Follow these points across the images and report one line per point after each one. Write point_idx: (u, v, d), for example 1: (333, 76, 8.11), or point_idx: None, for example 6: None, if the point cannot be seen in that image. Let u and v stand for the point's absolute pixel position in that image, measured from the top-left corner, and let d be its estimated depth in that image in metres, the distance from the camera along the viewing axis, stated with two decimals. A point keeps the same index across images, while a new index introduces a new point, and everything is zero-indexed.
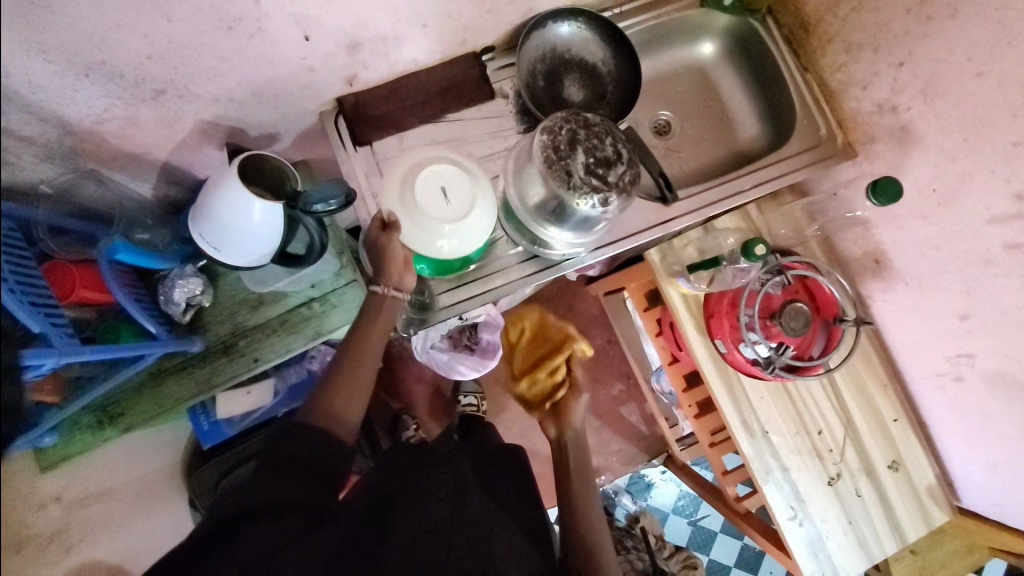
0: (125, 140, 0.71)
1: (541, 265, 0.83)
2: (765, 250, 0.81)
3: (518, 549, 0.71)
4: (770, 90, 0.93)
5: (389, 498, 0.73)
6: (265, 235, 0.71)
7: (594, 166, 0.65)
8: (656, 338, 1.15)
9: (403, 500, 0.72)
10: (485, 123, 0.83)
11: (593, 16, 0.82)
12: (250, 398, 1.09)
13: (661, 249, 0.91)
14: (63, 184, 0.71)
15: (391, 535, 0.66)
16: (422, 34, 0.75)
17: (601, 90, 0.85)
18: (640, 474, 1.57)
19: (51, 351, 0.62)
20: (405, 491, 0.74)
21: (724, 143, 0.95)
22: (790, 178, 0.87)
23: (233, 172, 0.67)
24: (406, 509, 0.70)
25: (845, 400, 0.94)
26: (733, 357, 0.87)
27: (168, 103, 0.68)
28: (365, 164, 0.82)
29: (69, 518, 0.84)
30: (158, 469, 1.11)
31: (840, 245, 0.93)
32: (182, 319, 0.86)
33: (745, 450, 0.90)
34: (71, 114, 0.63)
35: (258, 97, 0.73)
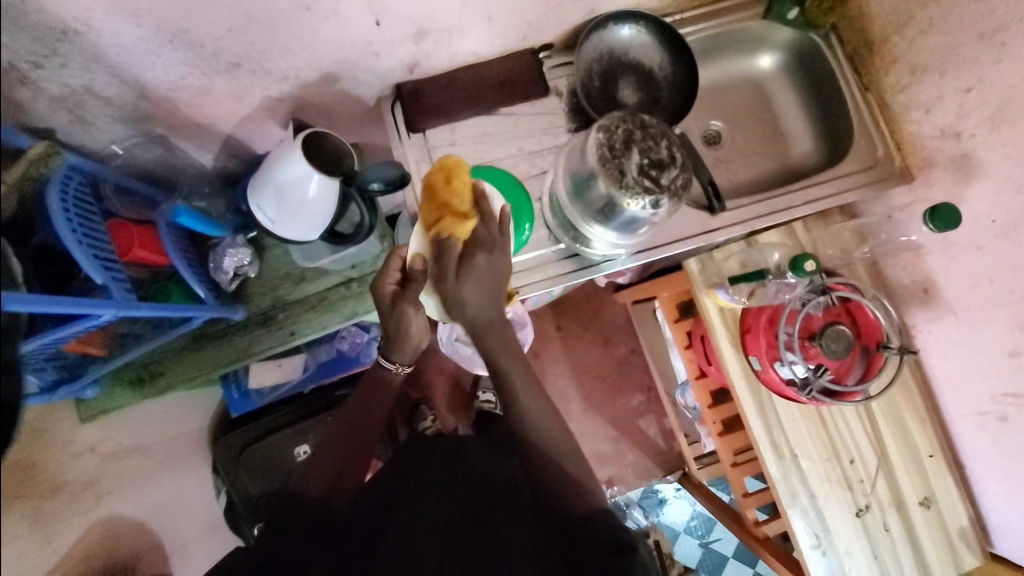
0: (195, 110, 0.74)
1: (577, 265, 0.83)
2: (814, 267, 0.80)
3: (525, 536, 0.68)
4: (828, 107, 0.91)
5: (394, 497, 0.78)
6: (318, 209, 0.73)
7: (648, 167, 0.65)
8: (685, 350, 1.14)
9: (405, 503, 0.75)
10: (539, 119, 0.84)
11: (655, 20, 0.82)
12: (281, 371, 1.13)
13: (701, 259, 0.91)
14: (131, 146, 0.77)
15: (386, 534, 0.69)
16: (486, 27, 0.76)
17: (656, 94, 0.85)
18: (654, 489, 1.54)
19: (109, 303, 0.65)
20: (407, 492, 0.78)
21: (775, 157, 0.94)
22: (844, 197, 0.86)
23: (296, 147, 0.70)
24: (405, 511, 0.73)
25: (881, 430, 0.91)
26: (767, 375, 0.85)
27: (240, 77, 0.71)
28: (415, 151, 0.83)
29: (100, 470, 0.90)
30: (187, 433, 1.14)
31: (887, 270, 0.91)
32: (228, 287, 0.89)
33: (771, 472, 0.89)
34: (150, 79, 0.66)
35: (323, 77, 0.76)
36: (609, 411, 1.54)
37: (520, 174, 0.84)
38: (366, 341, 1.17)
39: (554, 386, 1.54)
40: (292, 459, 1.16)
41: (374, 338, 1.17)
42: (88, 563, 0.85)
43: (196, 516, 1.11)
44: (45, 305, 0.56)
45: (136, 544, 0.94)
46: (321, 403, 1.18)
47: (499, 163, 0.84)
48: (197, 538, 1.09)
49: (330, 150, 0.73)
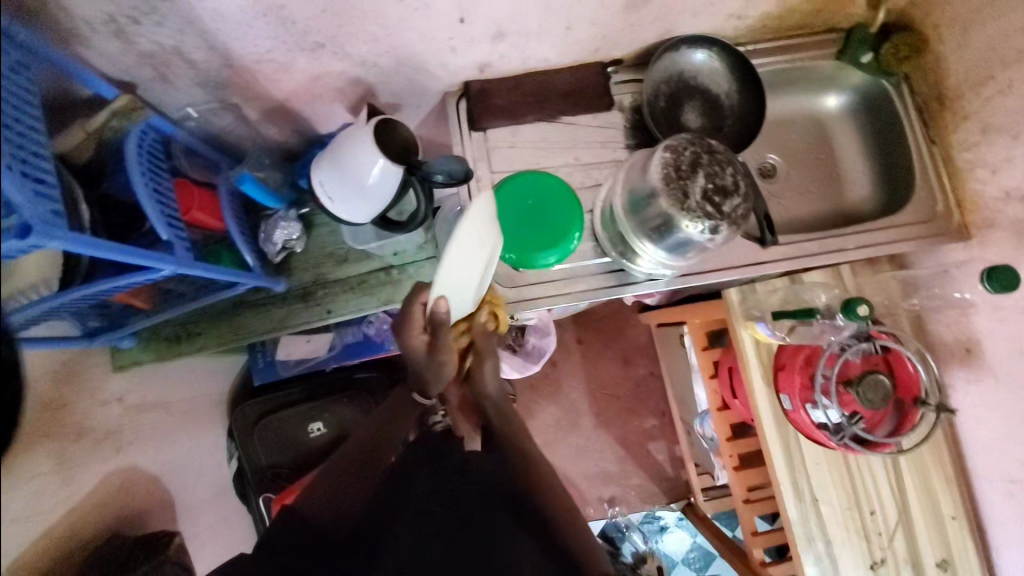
0: (273, 84, 0.76)
1: (621, 280, 0.83)
2: (865, 313, 0.80)
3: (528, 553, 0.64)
4: (891, 155, 0.91)
5: (395, 495, 0.73)
6: (377, 193, 0.74)
7: (712, 193, 0.65)
8: (710, 380, 1.13)
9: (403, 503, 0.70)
10: (599, 132, 0.85)
11: (729, 48, 0.82)
12: (308, 347, 1.16)
13: (742, 291, 0.91)
14: (205, 111, 0.79)
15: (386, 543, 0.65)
16: (562, 36, 0.77)
17: (719, 121, 0.85)
18: (654, 515, 1.53)
19: (170, 258, 0.64)
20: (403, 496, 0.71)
21: (830, 198, 0.93)
22: (893, 246, 0.86)
23: (365, 129, 0.72)
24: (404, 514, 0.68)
25: (906, 486, 0.89)
26: (797, 416, 0.85)
27: (322, 57, 0.72)
28: (475, 149, 0.85)
29: (124, 421, 0.91)
30: (206, 395, 1.16)
31: (930, 326, 0.89)
32: (274, 259, 0.91)
33: (789, 513, 0.87)
34: (237, 49, 0.68)
35: (399, 66, 0.77)
36: (620, 431, 1.53)
37: (575, 183, 0.85)
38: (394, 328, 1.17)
39: (567, 398, 1.53)
40: (304, 435, 1.19)
41: None
42: (100, 510, 0.85)
43: (207, 479, 1.12)
44: (109, 252, 0.56)
45: (148, 497, 0.95)
46: (338, 386, 1.22)
47: (555, 170, 0.84)
48: (206, 500, 1.10)
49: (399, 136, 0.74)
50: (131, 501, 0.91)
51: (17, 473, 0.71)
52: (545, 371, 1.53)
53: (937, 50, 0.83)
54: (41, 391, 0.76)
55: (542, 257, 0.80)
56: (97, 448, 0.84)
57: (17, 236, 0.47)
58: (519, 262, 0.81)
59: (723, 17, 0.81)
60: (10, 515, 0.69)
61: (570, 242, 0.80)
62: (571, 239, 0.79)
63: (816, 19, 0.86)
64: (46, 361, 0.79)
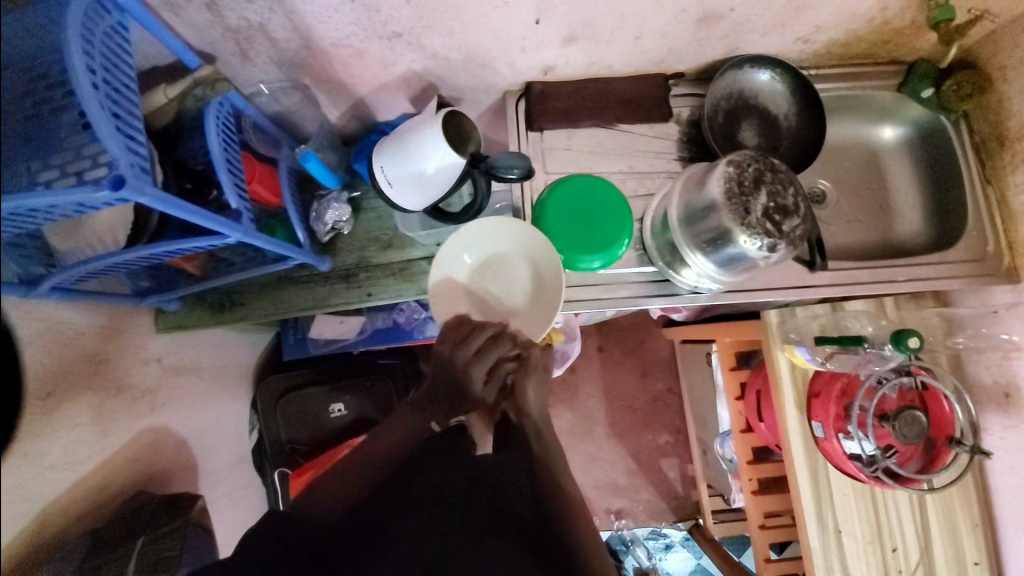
0: (345, 68, 0.78)
1: (664, 291, 0.83)
2: (919, 345, 0.78)
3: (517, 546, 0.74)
4: (944, 192, 0.90)
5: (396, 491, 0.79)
6: (440, 180, 0.75)
7: (772, 212, 0.65)
8: (735, 401, 1.12)
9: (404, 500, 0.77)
10: (654, 142, 0.86)
11: (794, 71, 0.83)
12: (339, 328, 1.16)
13: (781, 313, 0.90)
14: (275, 88, 0.82)
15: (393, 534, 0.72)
16: (631, 45, 0.78)
17: (776, 142, 0.86)
18: (659, 532, 1.49)
19: (236, 226, 0.66)
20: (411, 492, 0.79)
21: (877, 229, 0.93)
22: (942, 282, 0.85)
23: (431, 119, 0.73)
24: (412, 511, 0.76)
25: (931, 527, 0.88)
26: (828, 444, 0.84)
27: (396, 47, 0.74)
28: (531, 148, 0.86)
29: (161, 382, 0.93)
30: (236, 365, 1.18)
31: (969, 366, 0.88)
32: (322, 238, 0.94)
33: (810, 542, 0.87)
34: (318, 31, 0.70)
35: (468, 61, 0.79)
36: (633, 444, 1.53)
37: (627, 191, 0.85)
38: (422, 319, 1.16)
39: (583, 406, 1.53)
40: (324, 415, 1.20)
41: (430, 319, 1.17)
42: (130, 467, 0.86)
43: (229, 447, 1.14)
44: (188, 214, 0.58)
45: (175, 459, 0.96)
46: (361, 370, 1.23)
47: (608, 176, 0.85)
48: (226, 467, 1.12)
49: (463, 129, 0.75)
50: (159, 463, 0.92)
51: (59, 420, 0.73)
52: (564, 376, 1.53)
53: (1001, 90, 0.82)
54: (88, 345, 0.79)
55: (586, 260, 0.80)
56: (134, 405, 0.86)
57: (110, 186, 0.48)
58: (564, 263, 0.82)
59: (790, 39, 0.82)
60: (50, 461, 0.71)
61: (617, 247, 0.80)
62: (618, 245, 0.80)
63: (881, 50, 0.86)
64: (95, 315, 0.81)
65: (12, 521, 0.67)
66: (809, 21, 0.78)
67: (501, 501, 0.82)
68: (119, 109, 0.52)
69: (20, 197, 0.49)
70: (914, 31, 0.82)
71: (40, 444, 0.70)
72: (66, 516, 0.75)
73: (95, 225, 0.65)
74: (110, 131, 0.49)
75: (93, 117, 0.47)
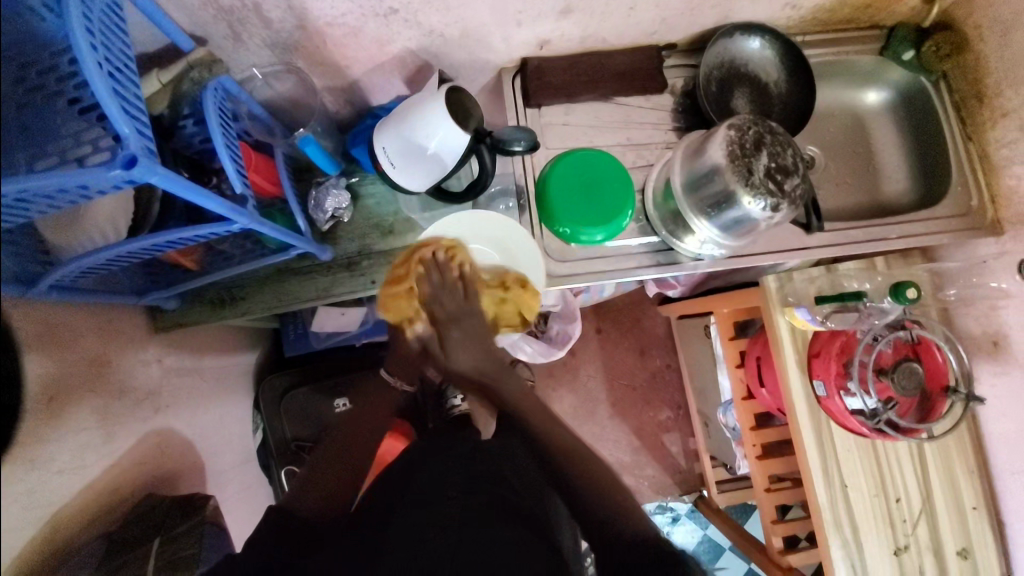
0: (340, 49, 0.77)
1: (668, 260, 0.85)
2: (917, 295, 0.83)
3: (507, 522, 0.79)
4: (928, 151, 0.94)
5: (396, 493, 0.86)
6: (443, 159, 0.76)
7: (774, 172, 0.68)
8: (736, 368, 1.15)
9: (407, 492, 0.85)
10: (650, 113, 0.87)
11: (782, 37, 0.85)
12: (343, 319, 1.18)
13: (779, 278, 0.92)
14: (267, 72, 0.80)
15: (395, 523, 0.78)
16: (626, 16, 0.79)
17: (767, 108, 0.88)
18: (666, 505, 1.53)
19: (245, 212, 0.66)
20: (411, 487, 0.86)
21: (867, 191, 0.95)
22: (932, 238, 0.88)
23: (433, 98, 0.73)
24: (411, 504, 0.82)
25: (931, 473, 0.91)
26: (831, 401, 0.87)
27: (393, 24, 0.74)
28: (530, 124, 0.86)
29: (163, 382, 0.91)
30: (234, 363, 1.16)
31: (958, 317, 0.92)
32: (322, 226, 0.93)
33: (819, 497, 0.90)
34: (313, 10, 0.69)
35: (464, 38, 0.79)
36: (635, 421, 1.55)
37: (627, 163, 0.87)
38: None
39: (584, 386, 1.55)
40: (329, 409, 1.19)
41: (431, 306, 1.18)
42: (139, 469, 0.84)
43: (234, 447, 1.12)
44: (198, 198, 0.57)
45: (182, 460, 0.94)
46: (365, 362, 1.23)
47: (607, 149, 0.86)
48: (233, 466, 1.11)
49: (466, 107, 0.74)
50: (167, 465, 0.90)
51: (64, 425, 0.70)
52: (564, 358, 1.55)
53: (978, 50, 0.85)
54: (89, 348, 0.77)
55: (589, 232, 0.81)
56: (138, 406, 0.84)
57: (122, 166, 0.48)
58: (567, 236, 0.83)
59: (778, 6, 0.84)
60: (58, 466, 0.69)
61: (621, 219, 0.81)
62: (622, 217, 0.80)
63: (863, 15, 0.89)
64: (94, 315, 0.79)
65: (25, 527, 0.64)
66: None
67: (493, 486, 0.86)
68: (125, 88, 0.51)
69: (20, 185, 0.47)
70: None
71: (48, 448, 0.67)
72: (77, 521, 0.73)
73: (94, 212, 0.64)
74: (119, 112, 0.48)
75: (101, 96, 0.46)
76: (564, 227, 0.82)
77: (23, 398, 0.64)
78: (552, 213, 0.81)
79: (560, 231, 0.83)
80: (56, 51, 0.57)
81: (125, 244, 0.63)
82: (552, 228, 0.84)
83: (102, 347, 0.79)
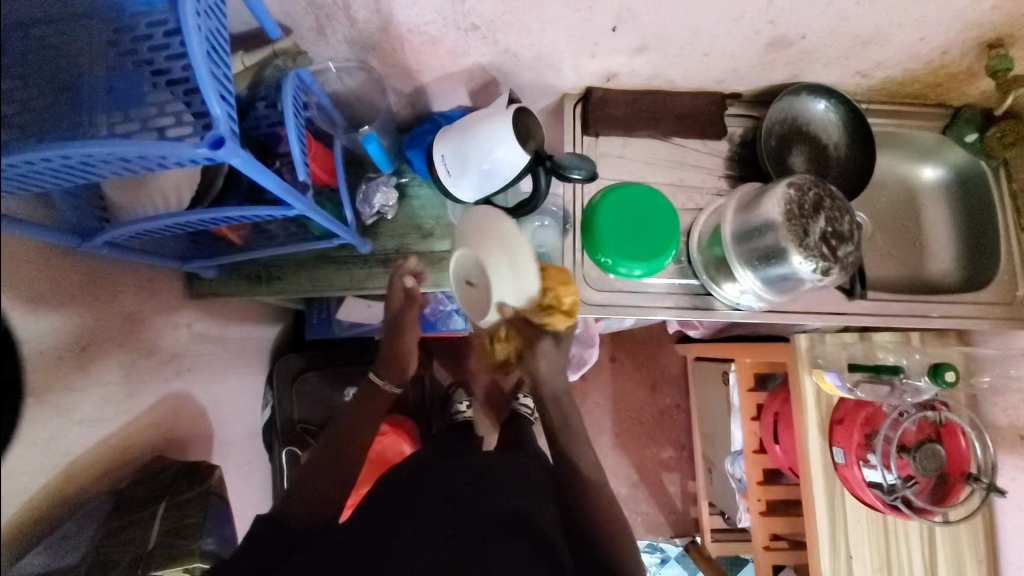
0: (415, 55, 0.79)
1: (703, 304, 0.84)
2: (955, 379, 0.82)
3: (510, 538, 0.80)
4: (979, 234, 0.93)
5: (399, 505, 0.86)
6: (500, 174, 0.76)
7: (829, 237, 0.68)
8: (750, 421, 1.14)
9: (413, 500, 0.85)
10: (705, 158, 0.88)
11: (850, 103, 0.85)
12: (369, 312, 1.19)
13: (811, 339, 0.91)
14: (340, 66, 0.83)
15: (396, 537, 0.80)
16: (698, 61, 0.80)
17: (824, 170, 0.88)
18: (658, 546, 1.49)
19: (302, 199, 0.68)
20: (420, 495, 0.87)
21: (912, 266, 0.94)
22: (973, 322, 0.88)
23: (502, 114, 0.74)
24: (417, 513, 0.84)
25: (939, 559, 0.89)
26: (848, 469, 0.86)
27: (471, 39, 0.75)
28: (585, 153, 0.87)
29: (189, 347, 0.92)
30: (255, 338, 1.17)
31: (986, 407, 0.91)
32: (365, 220, 0.95)
33: (821, 565, 0.88)
34: (398, 14, 0.71)
35: (536, 60, 0.80)
36: (637, 456, 1.54)
37: (677, 204, 0.87)
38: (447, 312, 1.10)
39: (590, 413, 1.54)
40: (339, 398, 1.20)
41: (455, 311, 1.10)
42: (152, 430, 0.85)
43: (244, 420, 1.13)
44: (268, 181, 0.58)
45: (194, 428, 0.96)
46: None
47: (658, 187, 0.87)
48: (239, 440, 1.11)
49: (531, 127, 0.75)
50: (179, 430, 0.90)
51: (92, 376, 0.71)
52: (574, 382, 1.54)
53: None
54: (126, 305, 0.78)
55: (628, 267, 0.81)
56: (163, 367, 0.85)
57: (208, 146, 0.49)
58: (606, 266, 0.84)
59: (850, 72, 0.84)
60: (80, 417, 0.70)
61: (663, 259, 0.81)
62: (664, 256, 0.80)
63: (932, 92, 0.90)
64: (135, 273, 0.81)
65: (40, 472, 0.65)
66: (870, 57, 0.81)
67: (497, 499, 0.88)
68: (219, 69, 0.53)
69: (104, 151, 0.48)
70: (967, 77, 0.85)
71: (73, 398, 0.68)
72: (90, 472, 0.73)
73: (163, 180, 0.68)
74: (214, 94, 0.50)
75: (201, 77, 0.48)
76: (605, 257, 0.82)
77: (59, 344, 0.66)
78: (596, 241, 0.82)
79: (602, 261, 0.83)
80: (152, 21, 0.59)
81: (188, 214, 0.64)
82: (593, 256, 0.84)
83: (137, 305, 0.81)
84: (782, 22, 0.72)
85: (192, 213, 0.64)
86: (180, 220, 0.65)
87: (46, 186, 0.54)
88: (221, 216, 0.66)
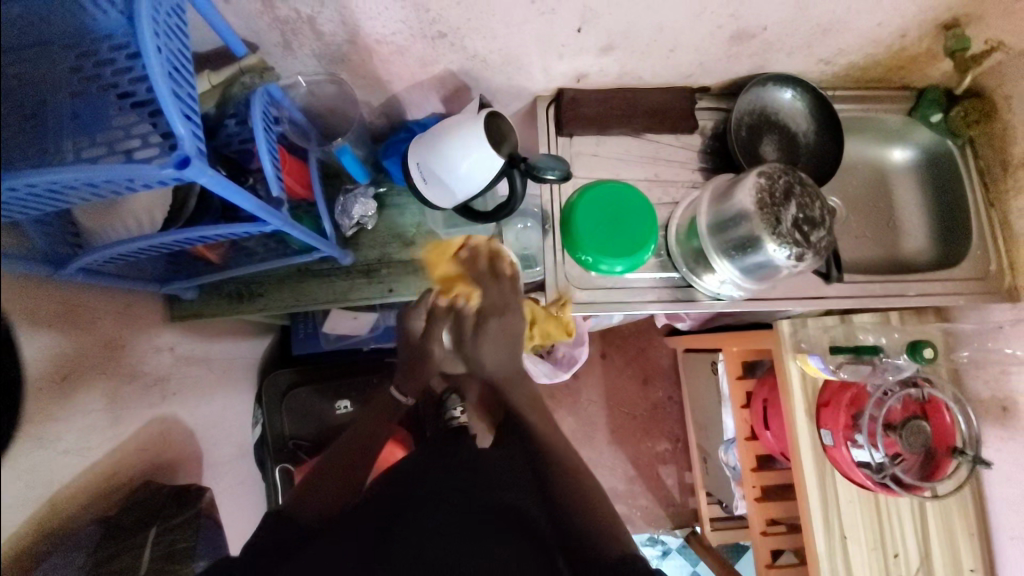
0: (384, 64, 0.79)
1: (686, 296, 0.85)
2: (933, 356, 0.83)
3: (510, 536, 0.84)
4: (949, 211, 0.95)
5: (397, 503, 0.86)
6: (476, 180, 0.76)
7: (801, 222, 0.69)
8: (741, 409, 1.15)
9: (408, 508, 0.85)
10: (678, 152, 0.89)
11: (815, 91, 0.87)
12: (355, 323, 1.21)
13: (793, 324, 0.92)
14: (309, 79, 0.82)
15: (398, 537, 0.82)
16: (665, 57, 0.81)
17: (795, 157, 0.89)
18: (658, 539, 1.51)
19: (277, 214, 0.68)
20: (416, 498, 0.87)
21: (887, 246, 0.96)
22: (949, 298, 0.90)
23: (475, 119, 0.75)
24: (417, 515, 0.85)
25: (930, 532, 0.91)
26: (837, 451, 0.87)
27: (439, 46, 0.76)
28: (560, 153, 0.88)
29: (173, 370, 0.91)
30: (241, 356, 1.16)
31: (968, 380, 0.92)
32: (346, 232, 0.94)
33: (818, 548, 0.89)
34: (364, 26, 0.71)
35: (505, 64, 0.81)
36: (633, 451, 1.54)
37: (653, 198, 0.88)
38: None
39: (584, 411, 1.54)
40: (330, 412, 1.19)
41: None
42: (141, 455, 0.83)
43: (234, 440, 1.12)
44: (239, 198, 0.58)
45: (184, 450, 0.94)
46: (373, 367, 1.23)
47: (634, 182, 0.88)
48: (230, 460, 1.10)
49: (503, 130, 0.76)
50: (168, 454, 0.89)
51: (74, 404, 0.70)
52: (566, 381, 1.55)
53: (1005, 120, 0.87)
54: (106, 331, 0.77)
55: (609, 264, 0.82)
56: (148, 391, 0.84)
57: (175, 166, 0.49)
58: (588, 264, 0.84)
59: (814, 60, 0.85)
60: (64, 446, 0.68)
61: (643, 253, 0.81)
62: (644, 250, 0.81)
63: (896, 75, 0.91)
64: (112, 298, 0.80)
65: (26, 505, 0.63)
66: (832, 45, 0.82)
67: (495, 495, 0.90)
68: (182, 89, 0.53)
69: (68, 178, 0.48)
70: (927, 59, 0.87)
71: (56, 428, 0.67)
72: (81, 499, 0.72)
73: (134, 202, 0.66)
74: (177, 114, 0.49)
75: (163, 98, 0.48)
76: (586, 255, 0.83)
77: (36, 374, 0.64)
78: (575, 240, 0.82)
79: (583, 259, 0.84)
80: (113, 45, 0.59)
81: (159, 235, 0.64)
82: (574, 255, 0.84)
83: (117, 329, 0.80)
84: (742, 15, 0.74)
85: (162, 234, 0.64)
86: (151, 242, 0.64)
87: (14, 216, 0.53)
88: (194, 236, 0.66)
